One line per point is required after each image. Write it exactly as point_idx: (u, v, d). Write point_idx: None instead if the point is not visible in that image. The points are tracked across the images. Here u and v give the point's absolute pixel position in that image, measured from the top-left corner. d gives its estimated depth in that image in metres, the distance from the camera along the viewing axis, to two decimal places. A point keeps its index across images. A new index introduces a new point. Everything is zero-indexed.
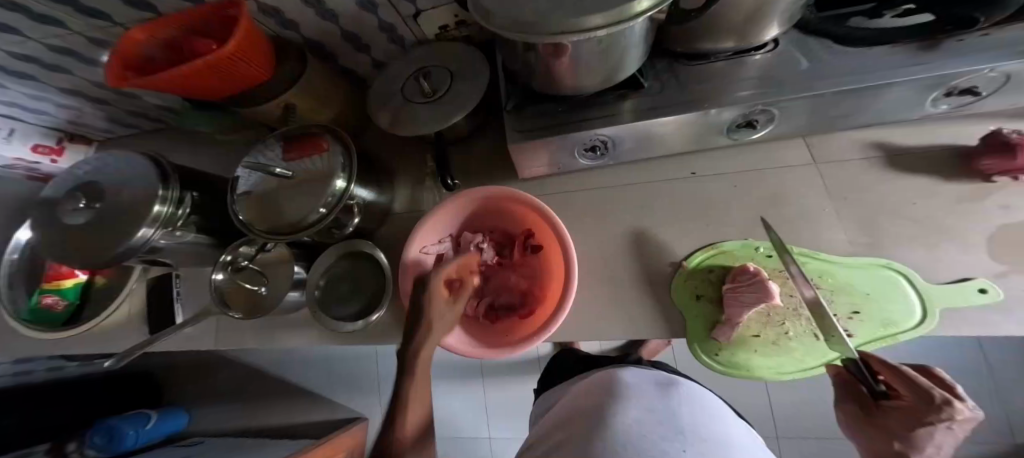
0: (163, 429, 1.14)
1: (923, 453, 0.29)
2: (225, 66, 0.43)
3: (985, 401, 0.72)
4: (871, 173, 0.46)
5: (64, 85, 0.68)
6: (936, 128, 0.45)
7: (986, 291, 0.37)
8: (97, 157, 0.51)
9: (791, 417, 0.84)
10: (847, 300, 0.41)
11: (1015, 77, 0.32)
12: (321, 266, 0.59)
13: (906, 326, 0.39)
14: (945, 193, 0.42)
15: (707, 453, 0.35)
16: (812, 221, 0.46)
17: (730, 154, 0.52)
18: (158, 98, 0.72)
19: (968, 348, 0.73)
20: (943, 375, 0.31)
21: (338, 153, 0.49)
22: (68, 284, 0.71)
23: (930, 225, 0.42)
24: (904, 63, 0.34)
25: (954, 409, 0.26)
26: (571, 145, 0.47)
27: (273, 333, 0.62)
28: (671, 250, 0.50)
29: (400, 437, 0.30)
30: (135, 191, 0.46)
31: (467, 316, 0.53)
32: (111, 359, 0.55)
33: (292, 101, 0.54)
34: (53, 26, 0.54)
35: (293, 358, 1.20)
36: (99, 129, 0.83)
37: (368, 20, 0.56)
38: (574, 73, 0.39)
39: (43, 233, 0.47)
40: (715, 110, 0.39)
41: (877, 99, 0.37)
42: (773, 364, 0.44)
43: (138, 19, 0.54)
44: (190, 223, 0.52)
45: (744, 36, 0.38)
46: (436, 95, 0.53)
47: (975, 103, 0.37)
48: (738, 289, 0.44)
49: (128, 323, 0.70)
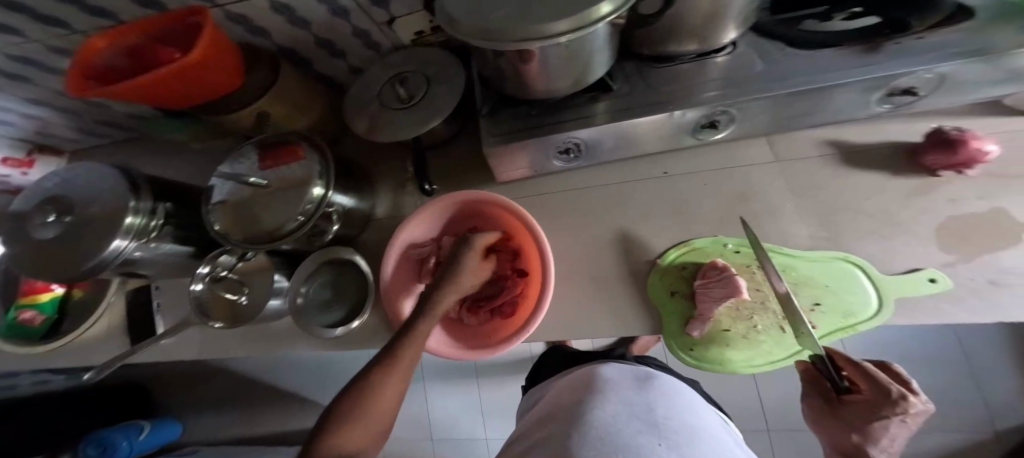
0: (154, 441, 1.13)
1: (878, 445, 0.31)
2: (191, 74, 0.43)
3: (960, 384, 0.75)
4: (831, 169, 0.47)
5: (29, 95, 0.67)
6: (889, 125, 0.47)
7: (936, 280, 0.39)
8: (65, 169, 0.50)
9: (779, 408, 0.86)
10: (809, 293, 0.43)
11: (949, 77, 0.34)
12: (303, 273, 0.58)
13: (864, 317, 0.40)
14: (897, 187, 0.44)
15: (681, 444, 0.36)
16: (777, 216, 0.47)
17: (699, 153, 0.53)
18: (128, 107, 0.71)
19: (943, 335, 0.76)
20: (898, 369, 0.33)
21: (315, 161, 0.49)
22: (44, 298, 0.70)
23: (884, 218, 0.43)
24: (849, 65, 0.36)
25: (909, 403, 0.28)
26: (544, 148, 0.48)
27: (255, 342, 0.62)
28: (644, 248, 0.51)
29: (378, 407, 0.35)
30: (105, 203, 0.46)
31: (450, 319, 0.54)
32: (88, 372, 0.54)
33: (265, 108, 0.54)
34: (10, 34, 0.53)
35: (280, 368, 1.19)
36: (69, 139, 0.82)
37: (339, 27, 0.57)
38: (540, 77, 0.40)
39: (11, 248, 0.47)
40: (680, 111, 0.41)
41: (829, 99, 0.38)
42: (744, 358, 0.44)
43: (97, 26, 0.53)
44: (165, 233, 0.51)
45: (703, 40, 0.39)
46: (412, 101, 0.53)
47: (915, 103, 0.39)
48: (708, 284, 0.45)
49: (107, 336, 0.69)
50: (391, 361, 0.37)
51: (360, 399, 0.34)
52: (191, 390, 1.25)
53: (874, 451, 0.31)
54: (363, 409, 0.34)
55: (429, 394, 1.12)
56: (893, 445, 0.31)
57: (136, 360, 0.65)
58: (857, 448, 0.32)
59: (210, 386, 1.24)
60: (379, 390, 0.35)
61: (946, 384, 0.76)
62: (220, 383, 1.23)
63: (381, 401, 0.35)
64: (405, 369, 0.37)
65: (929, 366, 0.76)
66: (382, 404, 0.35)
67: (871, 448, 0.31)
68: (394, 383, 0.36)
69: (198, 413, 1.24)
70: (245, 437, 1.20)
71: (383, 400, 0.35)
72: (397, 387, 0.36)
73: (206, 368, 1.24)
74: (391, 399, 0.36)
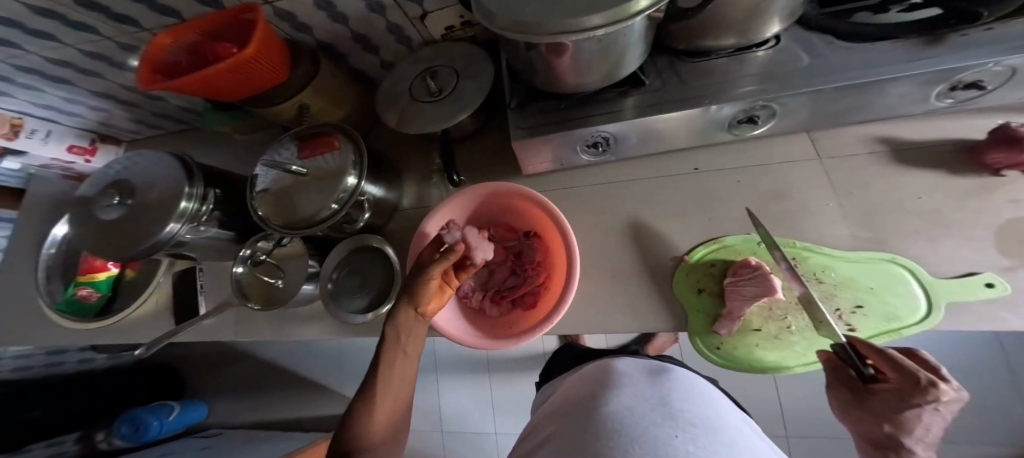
0: (186, 419, 1.22)
1: (912, 435, 0.30)
2: (246, 69, 0.46)
3: (1007, 400, 0.70)
4: (875, 169, 0.45)
5: (97, 88, 0.72)
6: (942, 123, 0.44)
7: (993, 285, 0.37)
8: (126, 156, 0.54)
9: (803, 415, 0.83)
10: (850, 295, 0.41)
11: (1020, 71, 0.32)
12: (334, 259, 0.62)
13: (910, 321, 0.39)
14: (951, 187, 0.42)
15: (698, 438, 0.35)
16: (815, 215, 0.46)
17: (732, 151, 0.52)
18: (182, 100, 0.76)
19: (989, 348, 0.71)
20: (926, 356, 0.31)
21: (349, 151, 0.51)
22: (101, 277, 0.77)
23: (936, 219, 0.41)
24: (904, 58, 0.35)
25: (940, 391, 0.27)
26: (572, 141, 0.47)
27: (287, 325, 0.64)
28: (673, 245, 0.51)
29: (373, 417, 0.37)
30: (163, 189, 0.49)
31: (473, 310, 0.55)
32: (139, 348, 0.57)
33: (305, 101, 0.56)
34: (87, 32, 0.57)
35: (302, 354, 1.23)
36: (127, 130, 0.88)
37: (376, 22, 0.58)
38: (575, 71, 0.40)
39: (80, 229, 0.50)
40: (716, 106, 0.40)
41: (880, 93, 0.37)
42: (775, 358, 0.43)
43: (163, 24, 0.57)
44: (213, 219, 0.54)
45: (745, 33, 0.38)
46: (442, 94, 0.54)
47: (979, 98, 0.37)
48: (738, 282, 0.44)
49: (155, 315, 0.74)
50: (372, 389, 0.37)
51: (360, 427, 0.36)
52: (222, 371, 1.32)
53: (907, 441, 0.30)
54: (365, 421, 0.36)
55: (443, 385, 1.14)
56: (929, 435, 0.30)
57: (181, 337, 0.69)
58: (888, 438, 0.31)
59: (239, 369, 1.30)
60: (370, 420, 0.36)
61: (991, 398, 0.71)
62: (248, 365, 1.29)
63: (378, 412, 0.37)
64: (396, 390, 0.38)
65: (969, 379, 0.72)
66: (376, 431, 0.37)
67: (903, 437, 0.30)
68: (382, 399, 0.37)
69: (226, 395, 1.31)
70: (267, 420, 1.25)
71: (376, 427, 0.37)
72: (391, 403, 0.38)
73: (238, 352, 1.30)
74: (388, 412, 0.37)
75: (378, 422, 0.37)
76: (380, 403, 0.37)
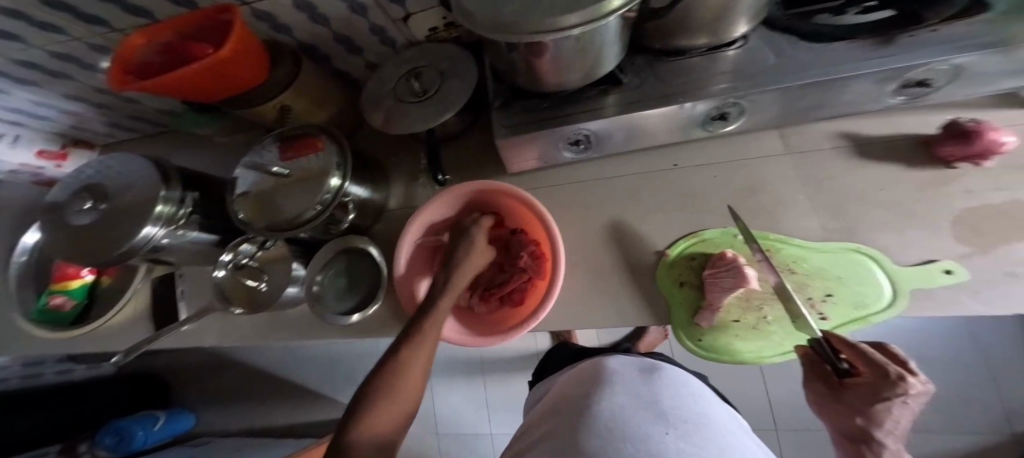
0: (171, 429, 1.18)
1: (882, 428, 0.31)
2: (223, 70, 0.45)
3: (978, 385, 0.74)
4: (842, 162, 0.47)
5: (67, 90, 0.70)
6: (902, 119, 0.46)
7: (952, 272, 0.39)
8: (99, 160, 0.53)
9: (788, 407, 0.86)
10: (821, 285, 0.43)
11: (966, 69, 0.34)
12: (317, 263, 0.59)
13: (878, 308, 0.41)
14: (912, 180, 0.44)
15: (688, 435, 0.36)
16: (788, 208, 0.47)
17: (709, 147, 0.53)
18: (158, 102, 0.74)
19: (960, 337, 0.74)
20: (896, 351, 0.33)
21: (333, 153, 0.51)
22: (75, 284, 0.74)
23: (899, 210, 0.43)
24: (861, 57, 0.36)
25: (908, 384, 0.28)
26: (555, 139, 0.48)
27: (272, 328, 0.64)
28: (654, 240, 0.52)
29: (379, 411, 0.32)
30: (139, 192, 0.48)
31: (461, 307, 0.55)
32: (117, 356, 0.56)
33: (287, 102, 0.56)
34: (55, 33, 0.56)
35: (291, 360, 1.21)
36: (101, 134, 0.85)
37: (357, 23, 0.58)
38: (554, 71, 0.41)
39: (52, 235, 0.49)
40: (690, 103, 0.41)
41: (842, 91, 0.38)
42: (754, 348, 0.45)
43: (136, 24, 0.56)
44: (191, 222, 0.54)
45: (715, 34, 0.39)
46: (426, 94, 0.54)
47: (928, 95, 0.39)
48: (717, 274, 0.45)
49: (133, 322, 0.72)
50: (389, 366, 0.35)
51: (373, 407, 0.32)
52: (207, 380, 1.29)
53: (878, 434, 0.32)
54: (377, 407, 0.32)
55: (437, 389, 1.13)
56: (897, 428, 0.31)
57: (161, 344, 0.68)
58: (860, 431, 0.32)
59: (225, 377, 1.28)
60: (382, 409, 0.32)
61: (963, 385, 0.74)
62: (234, 373, 1.27)
63: (402, 395, 0.34)
64: (416, 374, 0.36)
65: (941, 366, 0.75)
66: (383, 420, 0.32)
67: (874, 430, 0.32)
68: (404, 384, 0.34)
69: (211, 404, 1.28)
70: (256, 429, 1.23)
71: (386, 414, 0.32)
72: (408, 398, 0.34)
73: (223, 359, 1.28)
74: (403, 402, 0.34)
75: (383, 409, 0.33)
76: (401, 386, 0.34)
